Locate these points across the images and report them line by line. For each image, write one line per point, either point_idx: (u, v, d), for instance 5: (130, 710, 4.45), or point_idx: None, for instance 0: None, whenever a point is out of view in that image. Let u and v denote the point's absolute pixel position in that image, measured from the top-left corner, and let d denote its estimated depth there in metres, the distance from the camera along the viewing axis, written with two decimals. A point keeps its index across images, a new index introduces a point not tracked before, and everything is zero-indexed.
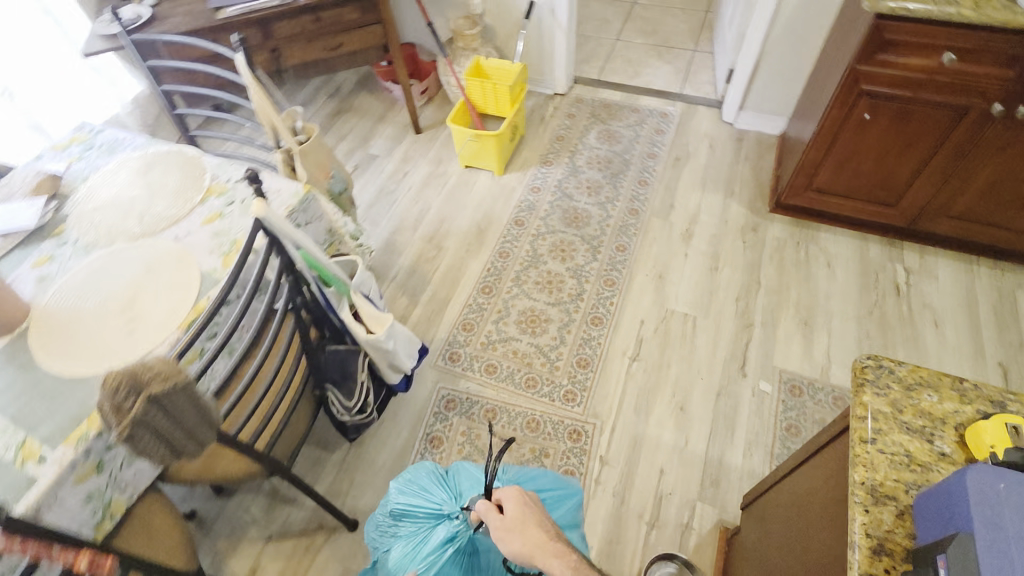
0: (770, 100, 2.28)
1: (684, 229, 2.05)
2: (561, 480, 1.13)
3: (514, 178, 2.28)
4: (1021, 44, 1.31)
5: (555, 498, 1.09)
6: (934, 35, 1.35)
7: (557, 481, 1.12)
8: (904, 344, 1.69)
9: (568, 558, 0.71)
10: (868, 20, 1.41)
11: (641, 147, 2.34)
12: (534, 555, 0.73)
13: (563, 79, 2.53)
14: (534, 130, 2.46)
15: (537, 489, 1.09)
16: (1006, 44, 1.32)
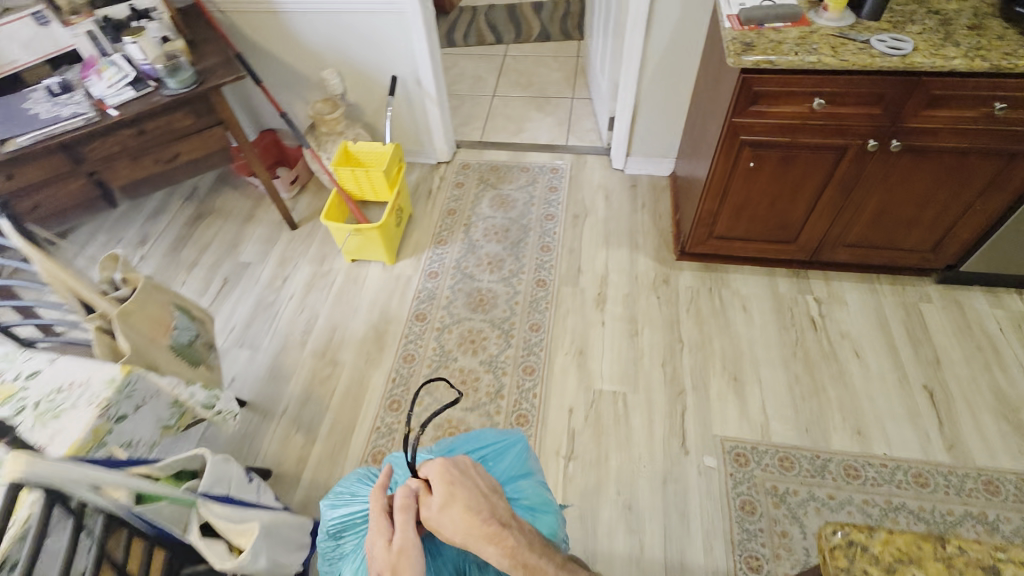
0: (655, 144, 2.24)
1: (596, 293, 1.93)
2: (500, 435, 1.18)
3: (408, 265, 2.07)
4: (882, 83, 1.30)
5: (497, 451, 1.14)
6: (800, 83, 1.32)
7: (495, 436, 1.17)
8: (833, 383, 1.65)
9: (502, 545, 0.72)
10: (733, 75, 1.36)
11: (537, 209, 2.22)
12: (466, 540, 0.73)
13: (444, 148, 2.38)
14: (422, 207, 2.28)
15: (472, 450, 1.15)
16: (869, 84, 1.30)
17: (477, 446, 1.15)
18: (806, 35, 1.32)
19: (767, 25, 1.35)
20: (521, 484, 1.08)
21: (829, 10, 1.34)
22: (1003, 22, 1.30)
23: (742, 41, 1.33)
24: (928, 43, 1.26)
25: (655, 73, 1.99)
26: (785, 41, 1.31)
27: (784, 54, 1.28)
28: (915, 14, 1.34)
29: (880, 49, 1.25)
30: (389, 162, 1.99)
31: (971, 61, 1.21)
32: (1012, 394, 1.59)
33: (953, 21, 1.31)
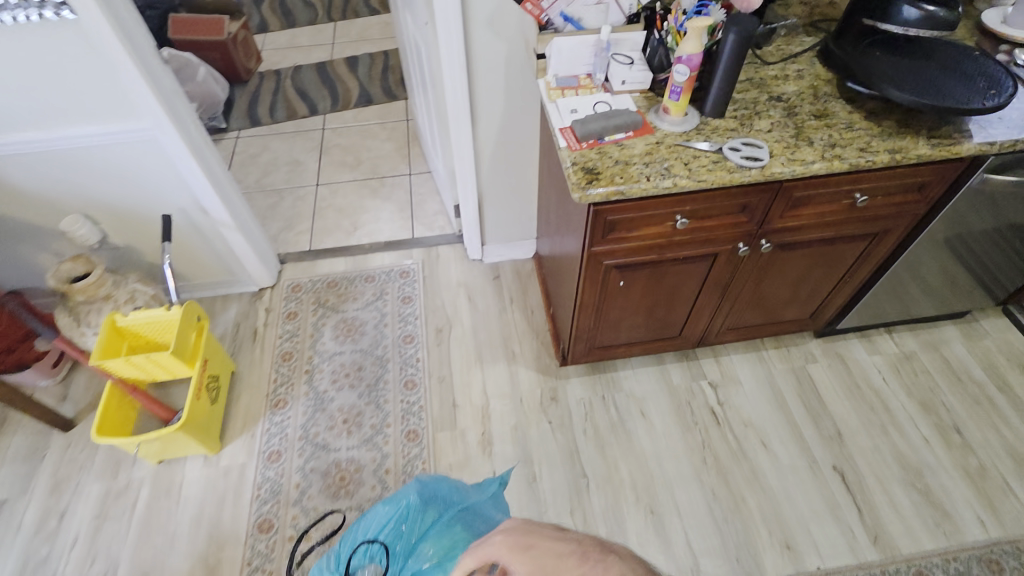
0: (509, 230, 1.98)
1: (480, 434, 1.64)
2: (394, 498, 1.05)
3: (239, 450, 1.62)
4: (746, 195, 1.13)
5: (397, 520, 0.99)
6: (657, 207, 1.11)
7: (387, 504, 1.03)
8: (750, 489, 1.53)
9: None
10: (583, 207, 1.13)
11: (391, 331, 1.88)
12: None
13: (262, 274, 1.93)
14: (247, 358, 1.82)
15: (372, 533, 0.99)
16: (731, 196, 1.12)
17: (376, 531, 0.99)
18: (653, 148, 1.11)
19: (608, 137, 1.13)
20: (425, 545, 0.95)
21: (671, 112, 1.14)
22: (844, 104, 1.19)
23: (585, 167, 1.09)
24: (781, 143, 1.11)
25: (495, 163, 1.73)
26: (632, 160, 1.09)
27: (636, 181, 1.06)
28: (757, 103, 1.20)
29: (737, 160, 1.07)
30: (181, 334, 1.51)
31: (831, 164, 1.08)
32: (910, 454, 1.58)
33: (796, 109, 1.18)
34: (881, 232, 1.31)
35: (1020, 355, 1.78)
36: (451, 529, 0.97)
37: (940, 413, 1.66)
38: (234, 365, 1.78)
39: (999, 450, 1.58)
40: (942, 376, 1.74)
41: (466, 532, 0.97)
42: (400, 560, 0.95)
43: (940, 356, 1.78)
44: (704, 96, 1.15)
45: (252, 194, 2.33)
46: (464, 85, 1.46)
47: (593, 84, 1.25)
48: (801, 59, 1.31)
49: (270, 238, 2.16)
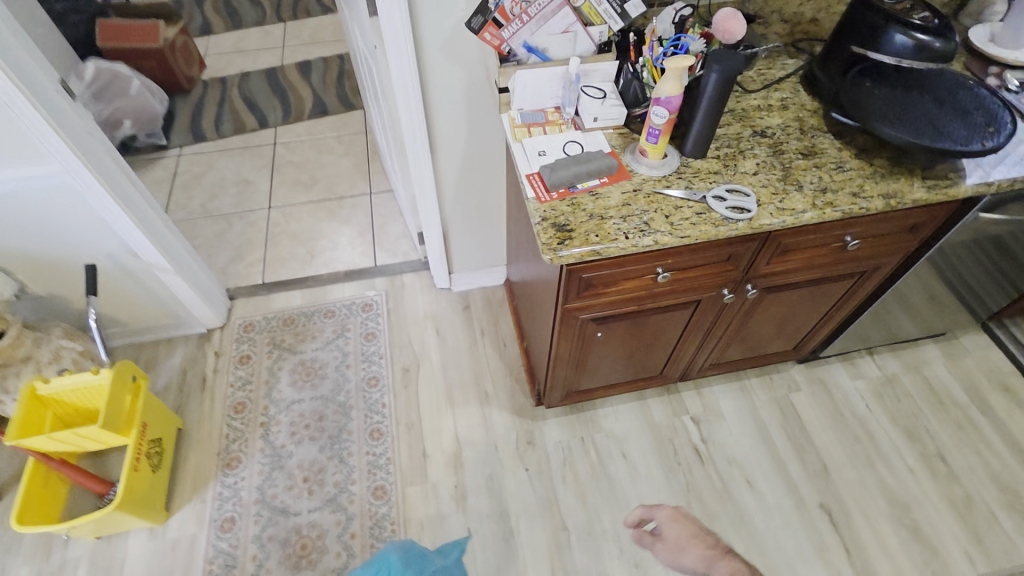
0: (478, 257, 1.85)
1: (453, 487, 1.54)
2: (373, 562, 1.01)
3: (189, 519, 1.49)
4: (731, 245, 1.03)
5: None
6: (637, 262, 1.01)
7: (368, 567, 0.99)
8: (737, 533, 1.47)
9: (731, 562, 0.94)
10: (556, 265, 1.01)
11: (354, 373, 1.74)
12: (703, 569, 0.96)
13: (209, 314, 1.77)
14: (195, 411, 1.67)
15: None
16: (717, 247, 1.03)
17: None
18: (630, 197, 1.00)
19: (581, 184, 1.02)
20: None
21: (648, 154, 1.03)
22: (833, 139, 1.10)
23: (556, 222, 0.97)
24: (768, 188, 1.02)
25: (459, 193, 1.59)
26: (608, 212, 0.98)
27: (613, 238, 0.95)
28: (740, 140, 1.10)
29: (722, 212, 0.97)
30: (113, 400, 1.35)
31: (823, 212, 0.99)
32: (897, 486, 1.55)
33: (783, 146, 1.09)
34: (869, 271, 1.24)
35: (999, 374, 1.76)
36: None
37: (925, 441, 1.63)
38: (180, 420, 1.63)
39: (983, 478, 1.57)
40: (925, 400, 1.70)
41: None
42: None
43: (922, 378, 1.75)
44: (683, 135, 1.04)
45: (198, 221, 2.14)
46: (420, 116, 1.32)
47: (562, 119, 1.12)
48: (785, 85, 1.21)
49: (219, 270, 1.99)
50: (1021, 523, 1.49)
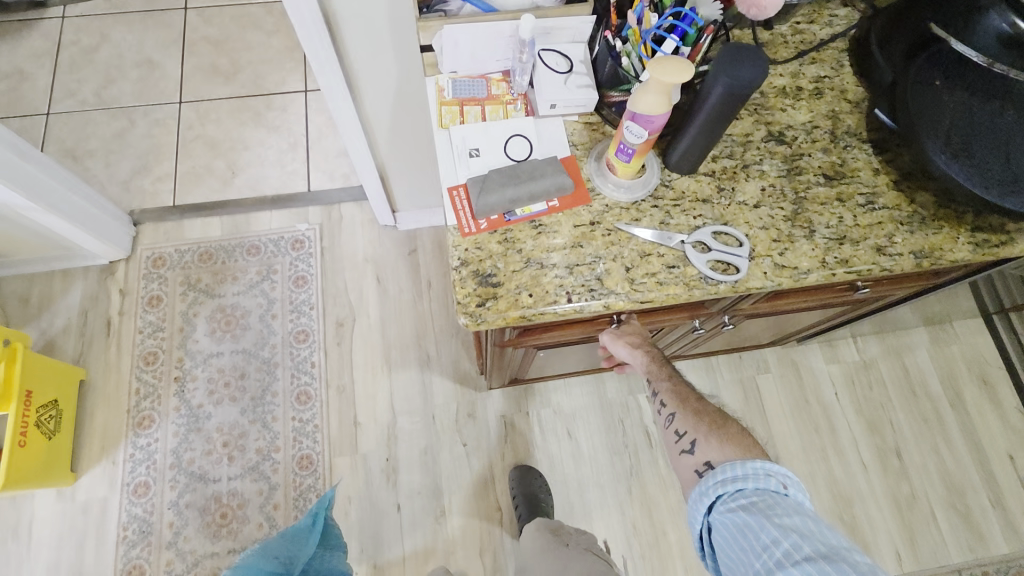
0: (426, 197, 1.56)
1: (384, 459, 1.45)
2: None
3: (99, 482, 1.40)
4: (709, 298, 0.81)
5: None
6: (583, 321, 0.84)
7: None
8: (673, 521, 1.44)
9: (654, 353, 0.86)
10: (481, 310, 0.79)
11: (282, 325, 1.56)
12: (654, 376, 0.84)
13: (102, 246, 1.52)
14: (101, 360, 1.51)
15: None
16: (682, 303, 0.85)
17: None
18: (584, 234, 0.74)
19: (520, 210, 0.75)
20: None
21: (617, 171, 0.75)
22: (870, 153, 0.81)
23: (480, 271, 0.72)
24: (768, 232, 0.76)
25: (394, 133, 1.27)
26: (551, 258, 0.73)
27: (552, 299, 0.72)
28: (747, 147, 0.81)
29: (701, 268, 0.73)
30: None
31: (833, 273, 0.75)
32: (844, 483, 1.52)
33: (802, 162, 0.80)
34: (871, 302, 1.03)
35: (981, 364, 1.64)
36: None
37: (885, 435, 1.56)
38: (82, 372, 1.47)
39: (934, 477, 1.53)
40: (897, 390, 1.60)
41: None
42: None
43: (900, 366, 1.63)
44: (670, 142, 0.75)
45: (92, 114, 1.76)
46: (328, 51, 0.97)
47: (511, 93, 0.81)
48: (826, 53, 0.87)
49: (121, 186, 1.68)
50: (957, 526, 1.49)
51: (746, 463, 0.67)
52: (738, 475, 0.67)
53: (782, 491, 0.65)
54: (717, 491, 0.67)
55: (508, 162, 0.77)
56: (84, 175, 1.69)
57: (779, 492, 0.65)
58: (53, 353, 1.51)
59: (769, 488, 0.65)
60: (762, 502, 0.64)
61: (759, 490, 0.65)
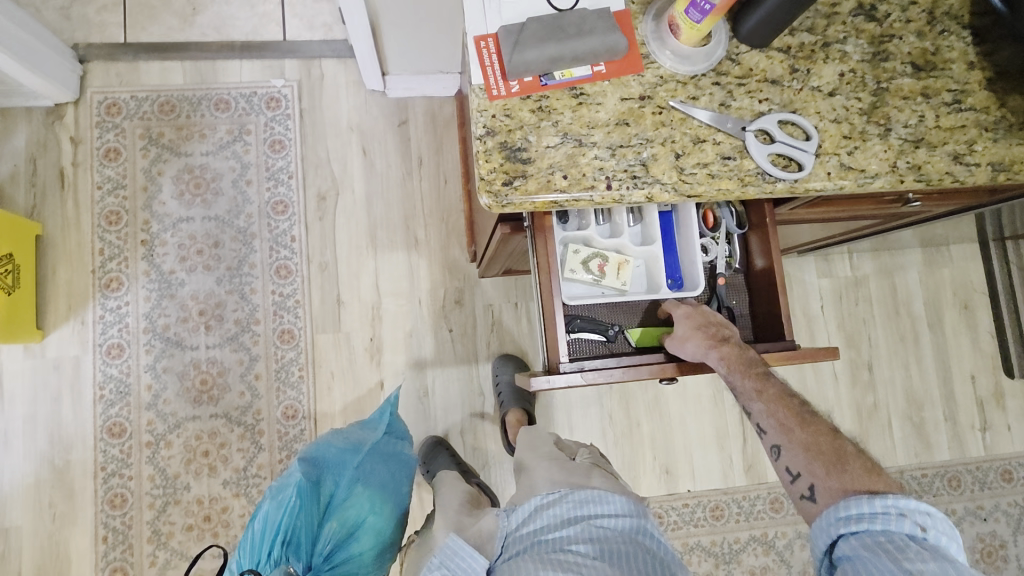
0: (422, 60, 1.37)
1: (368, 339, 1.41)
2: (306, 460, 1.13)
3: (69, 341, 1.33)
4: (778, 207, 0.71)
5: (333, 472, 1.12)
6: (638, 372, 0.71)
7: (280, 506, 1.01)
8: (649, 414, 1.47)
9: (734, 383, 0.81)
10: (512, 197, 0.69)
11: (257, 192, 1.42)
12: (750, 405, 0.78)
13: (45, 80, 1.30)
14: (57, 215, 1.37)
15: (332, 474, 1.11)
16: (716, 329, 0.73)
17: (328, 478, 1.10)
18: (631, 110, 0.63)
19: (560, 73, 0.62)
20: (329, 525, 1.04)
21: (681, 35, 0.62)
22: (968, 42, 0.69)
23: (508, 144, 0.61)
24: (839, 126, 0.66)
25: None
26: (590, 135, 0.62)
27: (588, 185, 0.62)
28: (832, 21, 0.67)
29: (760, 162, 0.63)
30: None
31: (902, 181, 0.66)
32: (813, 390, 1.57)
33: (891, 45, 0.68)
34: (902, 217, 0.96)
35: (967, 289, 1.64)
36: (350, 493, 1.09)
37: (861, 349, 1.59)
38: (38, 227, 1.34)
39: (898, 389, 1.59)
40: (882, 308, 1.61)
41: (366, 489, 1.10)
42: (350, 486, 1.10)
43: (890, 285, 1.62)
44: (747, 5, 0.63)
45: None
46: None
47: None
48: None
49: (59, 12, 1.42)
50: (908, 433, 1.58)
51: (874, 500, 0.56)
52: (864, 514, 0.56)
53: (919, 535, 0.55)
54: (839, 529, 0.58)
55: (549, 10, 0.63)
56: None
57: (913, 533, 0.55)
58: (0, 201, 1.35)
59: (900, 530, 0.55)
60: (880, 546, 0.54)
61: (887, 531, 0.55)
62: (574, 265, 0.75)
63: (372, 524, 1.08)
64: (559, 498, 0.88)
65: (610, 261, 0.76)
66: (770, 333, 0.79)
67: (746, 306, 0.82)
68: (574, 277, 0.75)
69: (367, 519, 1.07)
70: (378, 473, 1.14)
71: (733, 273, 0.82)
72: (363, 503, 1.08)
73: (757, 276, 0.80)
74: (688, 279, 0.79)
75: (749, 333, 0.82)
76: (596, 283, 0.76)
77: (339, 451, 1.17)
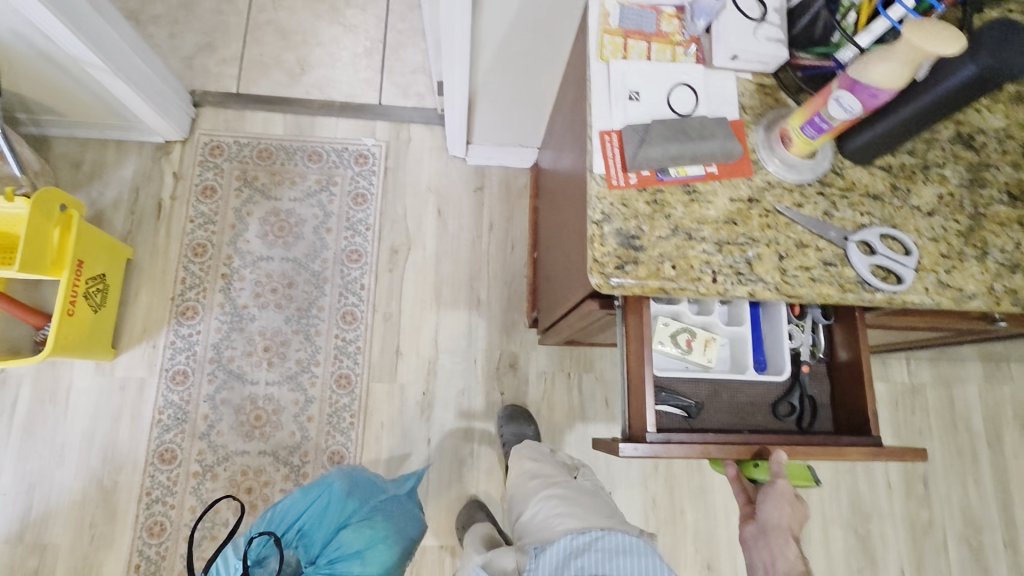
0: (505, 133, 1.47)
1: (421, 393, 1.43)
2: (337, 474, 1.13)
3: (138, 362, 1.37)
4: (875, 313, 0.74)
5: (360, 491, 1.11)
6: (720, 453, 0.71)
7: (306, 498, 1.07)
8: (694, 504, 1.43)
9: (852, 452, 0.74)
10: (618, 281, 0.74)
11: (334, 240, 1.50)
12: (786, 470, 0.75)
13: (165, 122, 1.44)
14: (149, 242, 1.46)
15: (358, 492, 1.10)
16: (833, 445, 0.72)
17: (353, 492, 1.09)
18: (740, 210, 0.67)
19: (675, 170, 0.67)
20: (342, 536, 1.03)
21: (791, 146, 0.66)
22: None
23: (623, 231, 0.65)
24: (937, 244, 0.68)
25: (500, 56, 1.15)
26: (700, 230, 0.66)
27: (695, 276, 0.65)
28: (930, 146, 0.72)
29: (861, 271, 0.65)
30: (35, 236, 1.12)
31: (999, 303, 0.67)
32: (867, 499, 1.51)
33: (988, 173, 0.72)
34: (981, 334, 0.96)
35: None
36: (371, 518, 1.07)
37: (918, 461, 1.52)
38: (130, 251, 1.42)
39: (956, 510, 1.52)
40: (939, 420, 1.56)
41: (387, 521, 1.08)
42: (372, 510, 1.08)
43: (949, 398, 1.58)
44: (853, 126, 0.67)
45: None
46: None
47: (683, 34, 0.71)
48: None
49: (184, 62, 1.58)
50: (967, 558, 1.49)
51: None
52: None
53: None
54: None
55: (670, 114, 0.68)
56: (146, 42, 1.57)
57: None
58: (100, 224, 1.45)
59: None
60: None
61: None
62: (663, 337, 0.78)
63: (379, 553, 1.03)
64: (590, 547, 0.85)
65: (697, 337, 0.79)
66: (854, 428, 0.78)
67: (827, 395, 0.83)
68: (662, 349, 0.78)
69: (376, 546, 1.04)
70: (401, 516, 1.12)
71: (816, 363, 0.83)
72: (377, 527, 1.05)
73: (840, 368, 0.81)
74: (771, 362, 0.81)
75: (829, 424, 0.82)
76: (682, 356, 0.79)
77: (370, 479, 1.16)
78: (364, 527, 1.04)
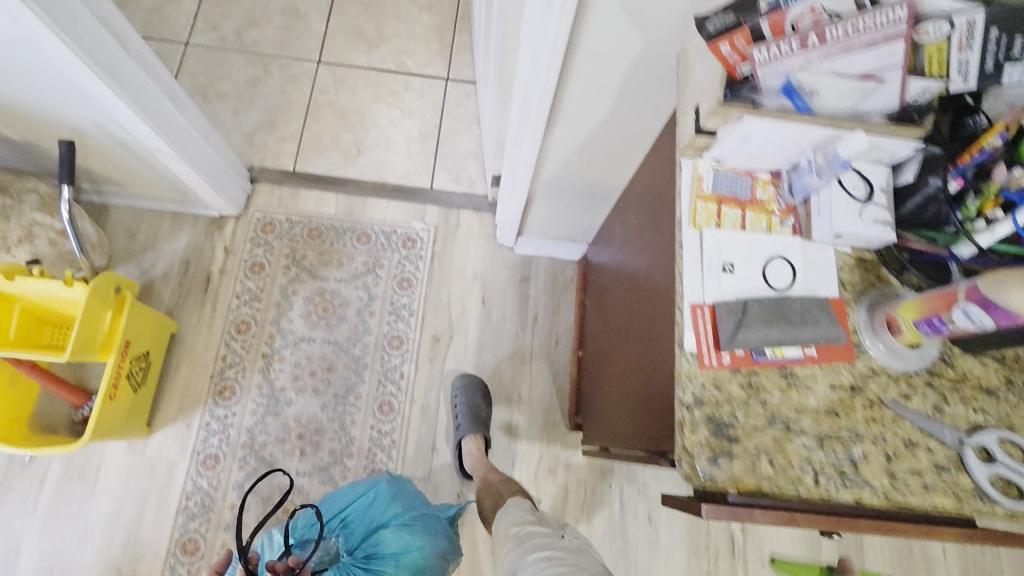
0: (557, 229, 1.45)
1: (455, 494, 1.37)
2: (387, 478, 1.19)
3: (171, 443, 1.34)
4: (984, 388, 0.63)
5: (402, 496, 1.14)
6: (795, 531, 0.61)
7: (354, 494, 1.13)
8: None
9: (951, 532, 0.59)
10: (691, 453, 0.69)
11: (377, 325, 1.48)
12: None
13: (223, 200, 1.45)
14: (194, 317, 1.45)
15: (401, 496, 1.14)
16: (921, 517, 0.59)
17: (397, 496, 1.13)
18: (842, 400, 0.62)
19: (772, 352, 0.62)
20: (381, 534, 1.06)
21: (900, 335, 0.62)
22: None
23: (716, 418, 0.61)
24: None
25: (565, 166, 1.15)
26: (799, 421, 0.61)
27: (794, 475, 0.60)
28: None
29: (980, 482, 0.59)
30: (89, 319, 1.11)
31: None
32: None
33: None
34: None
35: None
36: (411, 524, 1.09)
37: None
38: (175, 325, 1.42)
39: None
40: None
41: (425, 532, 1.08)
42: (411, 515, 1.10)
43: None
44: None
45: (230, 54, 1.67)
46: (549, 88, 0.86)
47: (778, 202, 0.69)
48: None
49: (245, 138, 1.61)
50: None
51: None
52: None
53: None
54: None
55: (766, 290, 0.64)
56: (210, 117, 1.62)
57: None
58: (149, 296, 1.46)
59: None
60: None
61: None
62: None
63: (411, 559, 1.04)
64: None
65: None
66: None
67: None
68: None
69: (408, 553, 1.04)
70: (440, 532, 1.11)
71: None
72: (413, 535, 1.06)
73: None
74: None
75: None
76: None
77: (415, 491, 1.18)
78: (401, 529, 1.07)
